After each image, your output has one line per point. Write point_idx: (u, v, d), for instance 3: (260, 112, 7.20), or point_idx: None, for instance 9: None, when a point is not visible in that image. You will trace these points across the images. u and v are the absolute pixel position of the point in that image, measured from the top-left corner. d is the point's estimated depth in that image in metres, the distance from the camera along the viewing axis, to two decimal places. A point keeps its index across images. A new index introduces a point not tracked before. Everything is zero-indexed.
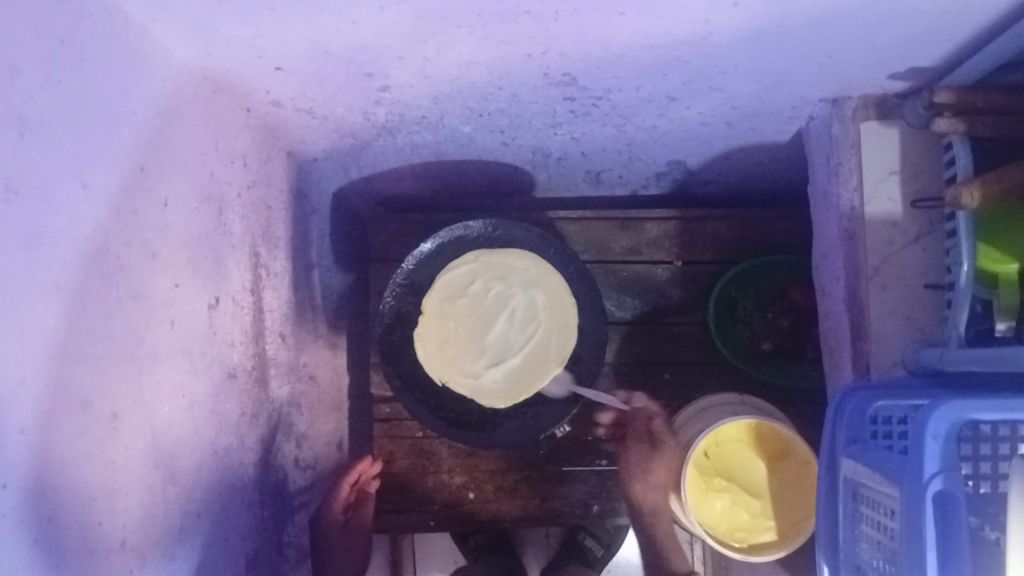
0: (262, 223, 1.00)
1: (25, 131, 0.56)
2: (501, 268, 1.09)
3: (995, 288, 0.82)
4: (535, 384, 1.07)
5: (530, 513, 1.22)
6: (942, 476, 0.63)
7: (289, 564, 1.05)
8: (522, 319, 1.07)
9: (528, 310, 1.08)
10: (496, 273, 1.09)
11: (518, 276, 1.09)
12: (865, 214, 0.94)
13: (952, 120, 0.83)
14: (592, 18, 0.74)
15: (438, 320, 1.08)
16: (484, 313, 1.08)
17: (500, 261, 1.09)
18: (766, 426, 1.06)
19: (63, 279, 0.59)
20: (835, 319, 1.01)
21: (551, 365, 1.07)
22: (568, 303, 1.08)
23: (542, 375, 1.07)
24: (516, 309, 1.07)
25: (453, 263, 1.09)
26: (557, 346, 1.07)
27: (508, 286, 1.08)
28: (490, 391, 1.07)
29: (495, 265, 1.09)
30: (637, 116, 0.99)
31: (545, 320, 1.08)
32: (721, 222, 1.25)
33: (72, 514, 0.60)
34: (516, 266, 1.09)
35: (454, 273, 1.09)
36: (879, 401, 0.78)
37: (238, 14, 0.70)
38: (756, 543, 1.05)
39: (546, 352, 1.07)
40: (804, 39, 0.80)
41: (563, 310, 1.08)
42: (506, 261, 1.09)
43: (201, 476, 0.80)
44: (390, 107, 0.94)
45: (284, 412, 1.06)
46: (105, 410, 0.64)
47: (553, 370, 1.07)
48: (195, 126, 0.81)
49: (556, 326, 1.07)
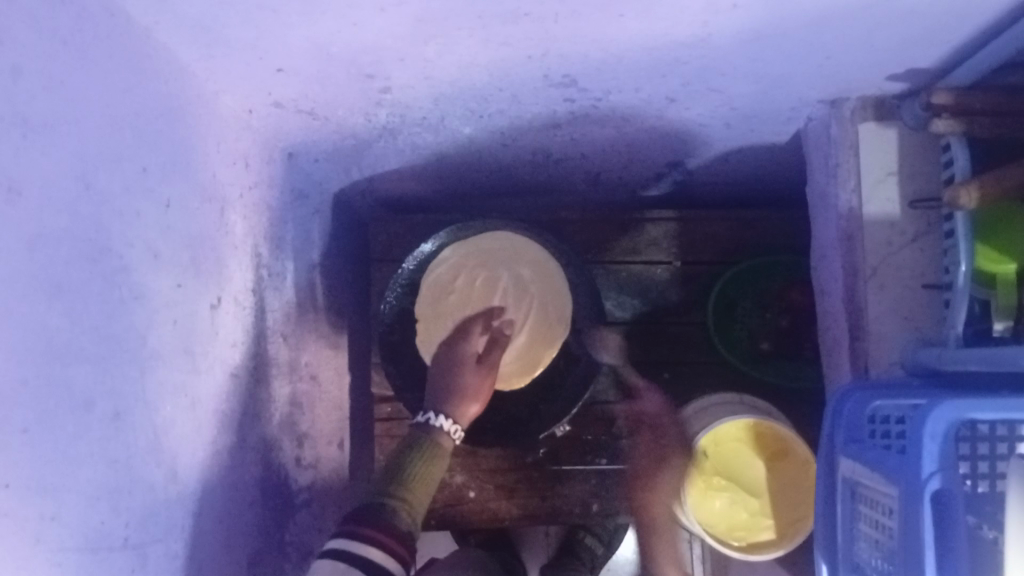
0: (263, 223, 0.99)
1: (28, 132, 0.56)
2: (484, 254, 1.14)
3: (993, 289, 0.83)
4: (547, 352, 1.10)
5: (530, 512, 1.22)
6: (940, 475, 0.64)
7: (290, 564, 1.03)
8: (516, 296, 1.12)
9: (517, 286, 1.12)
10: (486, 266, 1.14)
11: (497, 258, 1.14)
12: (863, 214, 0.94)
13: (950, 120, 0.82)
14: (591, 20, 0.75)
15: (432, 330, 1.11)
16: (478, 301, 1.11)
17: (478, 249, 1.15)
18: (765, 425, 1.07)
19: (65, 279, 0.60)
20: (834, 319, 1.02)
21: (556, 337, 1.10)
22: (552, 269, 1.13)
23: (551, 345, 1.10)
24: (506, 286, 1.12)
25: (434, 262, 1.15)
26: (556, 308, 1.12)
27: (491, 269, 1.14)
28: (507, 373, 1.10)
29: (474, 251, 1.15)
30: (637, 116, 0.99)
31: (539, 289, 1.12)
32: (721, 222, 1.26)
33: (74, 513, 0.60)
34: (493, 249, 1.14)
35: (439, 274, 1.14)
36: (877, 400, 0.78)
37: (239, 15, 0.71)
38: (756, 542, 1.06)
39: (546, 318, 1.11)
40: (803, 40, 0.80)
41: (549, 274, 1.13)
42: (483, 246, 1.15)
43: (202, 475, 0.80)
44: (391, 107, 0.94)
45: (286, 413, 1.05)
46: (108, 408, 0.65)
47: (558, 336, 1.11)
48: (196, 126, 0.81)
49: (545, 293, 1.12)
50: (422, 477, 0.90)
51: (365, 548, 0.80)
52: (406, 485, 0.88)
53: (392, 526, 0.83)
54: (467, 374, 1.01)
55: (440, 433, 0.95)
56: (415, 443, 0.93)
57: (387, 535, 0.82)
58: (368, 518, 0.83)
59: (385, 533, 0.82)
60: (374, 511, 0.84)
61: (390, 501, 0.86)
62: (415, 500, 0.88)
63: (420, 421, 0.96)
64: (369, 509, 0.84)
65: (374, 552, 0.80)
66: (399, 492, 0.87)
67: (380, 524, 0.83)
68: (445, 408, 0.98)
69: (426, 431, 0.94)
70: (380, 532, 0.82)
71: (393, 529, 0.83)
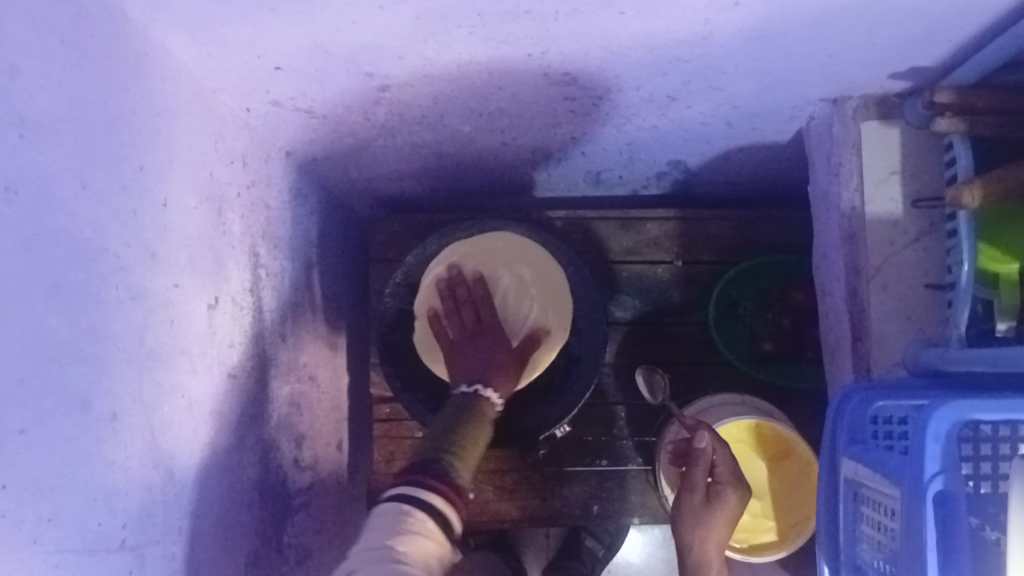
0: (262, 223, 0.99)
1: (25, 131, 0.56)
2: (485, 253, 1.14)
3: (995, 288, 0.82)
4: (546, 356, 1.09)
5: (530, 513, 1.22)
6: (942, 476, 0.64)
7: (289, 565, 1.03)
8: (516, 298, 1.12)
9: (516, 286, 1.12)
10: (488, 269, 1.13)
11: (497, 257, 1.14)
12: (866, 214, 0.94)
13: (952, 120, 0.82)
14: (592, 18, 0.74)
15: (438, 315, 1.08)
16: None
17: (477, 248, 1.15)
18: (766, 426, 1.08)
19: (63, 280, 0.59)
20: (835, 320, 1.01)
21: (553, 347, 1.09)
22: (552, 270, 1.13)
23: (550, 350, 1.09)
24: (507, 288, 1.12)
25: (433, 262, 1.14)
26: (556, 308, 1.11)
27: (492, 269, 1.13)
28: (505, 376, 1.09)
29: (475, 249, 1.14)
30: (637, 116, 0.99)
31: (540, 294, 1.12)
32: (721, 222, 1.26)
33: (72, 514, 0.60)
34: (493, 249, 1.14)
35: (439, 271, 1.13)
36: (879, 401, 0.78)
37: (238, 14, 0.70)
38: (756, 543, 1.08)
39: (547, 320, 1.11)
40: (804, 39, 0.80)
41: (550, 276, 1.13)
42: (483, 246, 1.15)
43: (201, 476, 0.80)
44: (390, 106, 0.94)
45: (285, 413, 1.05)
46: (105, 410, 0.64)
47: (558, 339, 1.10)
48: (194, 124, 0.81)
49: (545, 295, 1.12)
50: (473, 439, 0.90)
51: (427, 494, 0.78)
52: (460, 443, 0.88)
53: (450, 478, 0.82)
54: (503, 351, 1.04)
55: (483, 400, 0.96)
56: (462, 411, 0.94)
57: (446, 484, 0.80)
58: (428, 468, 0.82)
59: (445, 483, 0.80)
60: (432, 464, 0.82)
61: (446, 456, 0.85)
62: (468, 459, 0.87)
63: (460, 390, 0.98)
64: (428, 463, 0.82)
65: (436, 498, 0.78)
66: (455, 448, 0.86)
67: (438, 475, 0.81)
68: (488, 375, 1.00)
69: (469, 398, 0.96)
70: (441, 480, 0.80)
71: (451, 481, 0.82)
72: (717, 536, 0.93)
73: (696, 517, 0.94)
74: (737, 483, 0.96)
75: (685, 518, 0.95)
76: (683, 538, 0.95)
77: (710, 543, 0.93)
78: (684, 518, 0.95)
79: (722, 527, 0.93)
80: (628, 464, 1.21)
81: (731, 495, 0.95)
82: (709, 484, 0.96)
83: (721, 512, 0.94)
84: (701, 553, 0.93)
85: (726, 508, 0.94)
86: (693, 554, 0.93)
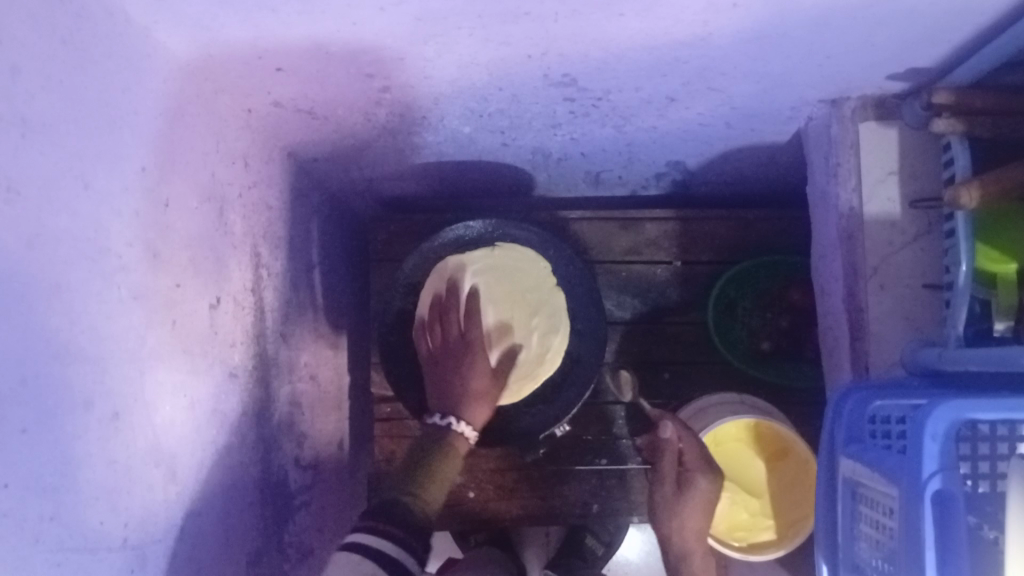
0: (262, 223, 0.99)
1: (27, 132, 0.56)
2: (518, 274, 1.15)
3: (994, 289, 0.82)
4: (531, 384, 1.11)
5: (531, 513, 1.22)
6: (941, 475, 0.64)
7: (290, 564, 1.03)
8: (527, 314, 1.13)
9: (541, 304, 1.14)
10: (517, 303, 1.13)
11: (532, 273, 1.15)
12: (864, 214, 0.94)
13: (950, 120, 0.83)
14: (592, 18, 0.75)
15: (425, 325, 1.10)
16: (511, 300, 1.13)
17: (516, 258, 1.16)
18: (765, 425, 1.09)
19: (64, 279, 0.59)
20: (835, 319, 1.01)
21: (525, 391, 1.10)
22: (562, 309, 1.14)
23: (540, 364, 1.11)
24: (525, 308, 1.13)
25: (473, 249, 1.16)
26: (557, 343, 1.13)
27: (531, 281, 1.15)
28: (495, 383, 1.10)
29: (506, 266, 1.15)
30: (637, 116, 0.99)
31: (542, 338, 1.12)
32: (721, 222, 1.26)
33: (73, 512, 0.60)
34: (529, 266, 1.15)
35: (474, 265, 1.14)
36: (878, 400, 0.78)
37: (239, 14, 0.71)
38: (756, 542, 1.10)
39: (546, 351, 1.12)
40: (803, 39, 0.80)
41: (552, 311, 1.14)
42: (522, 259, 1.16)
43: (201, 475, 0.80)
44: (391, 107, 0.94)
45: (285, 412, 1.05)
46: (107, 409, 0.64)
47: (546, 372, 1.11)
48: (195, 125, 0.81)
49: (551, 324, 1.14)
50: (434, 478, 0.93)
51: (379, 545, 0.81)
52: (419, 483, 0.91)
53: (412, 518, 0.87)
54: (478, 376, 1.02)
55: (454, 434, 0.98)
56: (427, 452, 0.95)
57: (404, 526, 0.85)
58: (387, 515, 0.86)
59: (403, 526, 0.85)
60: (391, 507, 0.88)
61: (407, 496, 0.90)
62: (429, 494, 0.91)
63: (429, 421, 0.99)
64: (387, 506, 0.88)
65: (387, 547, 0.81)
66: (413, 487, 0.91)
67: (398, 517, 0.86)
68: (459, 397, 1.00)
69: (438, 431, 0.97)
70: (398, 525, 0.85)
71: (406, 524, 0.86)
72: (694, 522, 0.99)
73: (670, 506, 1.00)
74: (707, 468, 0.98)
75: (661, 508, 1.01)
76: (664, 525, 1.01)
77: (689, 527, 0.99)
78: (661, 508, 1.01)
79: (696, 512, 0.99)
80: (628, 463, 1.21)
81: (702, 482, 0.98)
82: (681, 471, 1.00)
83: (696, 497, 0.98)
84: (683, 540, 1.00)
85: (699, 496, 0.98)
86: (675, 545, 1.01)
